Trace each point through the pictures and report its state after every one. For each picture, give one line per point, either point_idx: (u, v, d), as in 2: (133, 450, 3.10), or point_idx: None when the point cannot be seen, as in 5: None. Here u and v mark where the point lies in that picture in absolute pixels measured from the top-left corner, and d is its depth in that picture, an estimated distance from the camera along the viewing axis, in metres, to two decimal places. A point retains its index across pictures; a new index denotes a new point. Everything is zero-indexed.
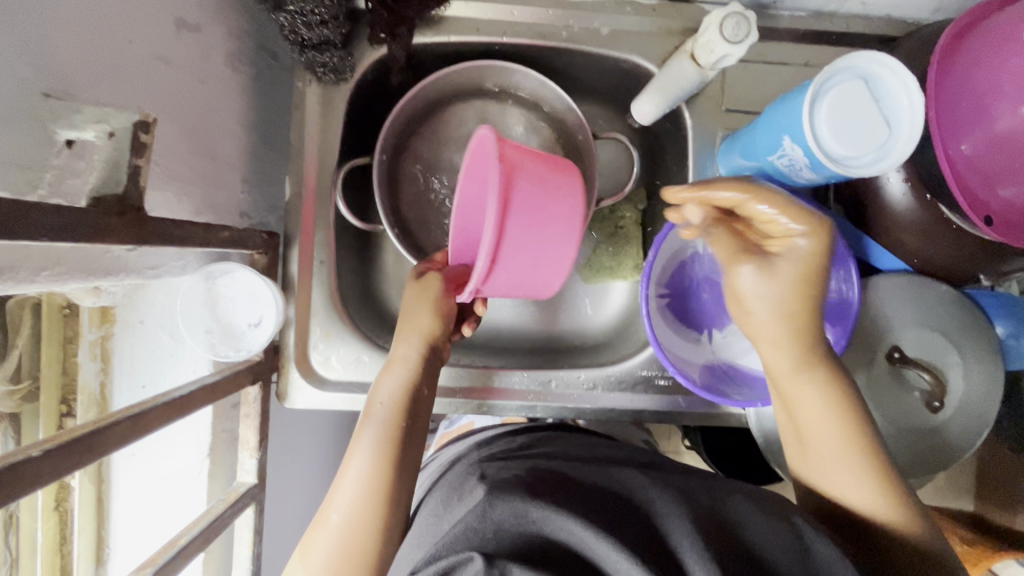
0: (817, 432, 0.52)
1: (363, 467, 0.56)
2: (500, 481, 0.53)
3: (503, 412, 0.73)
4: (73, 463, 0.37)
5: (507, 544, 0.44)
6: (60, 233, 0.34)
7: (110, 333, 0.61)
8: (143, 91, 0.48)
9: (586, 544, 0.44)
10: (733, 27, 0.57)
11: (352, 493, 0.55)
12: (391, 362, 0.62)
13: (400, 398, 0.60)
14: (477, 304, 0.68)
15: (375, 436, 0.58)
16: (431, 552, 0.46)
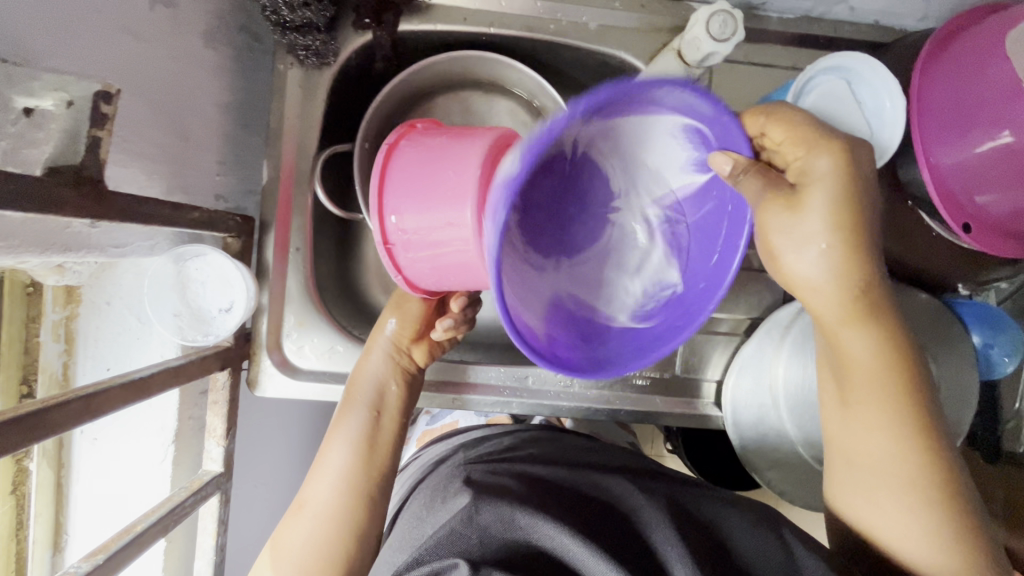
0: (866, 424, 0.48)
1: (337, 466, 0.56)
2: (486, 484, 0.54)
3: (479, 408, 0.71)
4: (17, 442, 0.35)
5: (492, 551, 0.47)
6: (8, 201, 0.32)
7: (75, 314, 0.60)
8: (111, 66, 0.47)
9: (570, 552, 0.47)
10: (720, 24, 0.58)
11: (328, 488, 0.55)
12: (368, 347, 0.61)
13: (370, 391, 0.59)
14: (453, 299, 0.61)
15: (351, 430, 0.57)
16: (416, 555, 0.48)
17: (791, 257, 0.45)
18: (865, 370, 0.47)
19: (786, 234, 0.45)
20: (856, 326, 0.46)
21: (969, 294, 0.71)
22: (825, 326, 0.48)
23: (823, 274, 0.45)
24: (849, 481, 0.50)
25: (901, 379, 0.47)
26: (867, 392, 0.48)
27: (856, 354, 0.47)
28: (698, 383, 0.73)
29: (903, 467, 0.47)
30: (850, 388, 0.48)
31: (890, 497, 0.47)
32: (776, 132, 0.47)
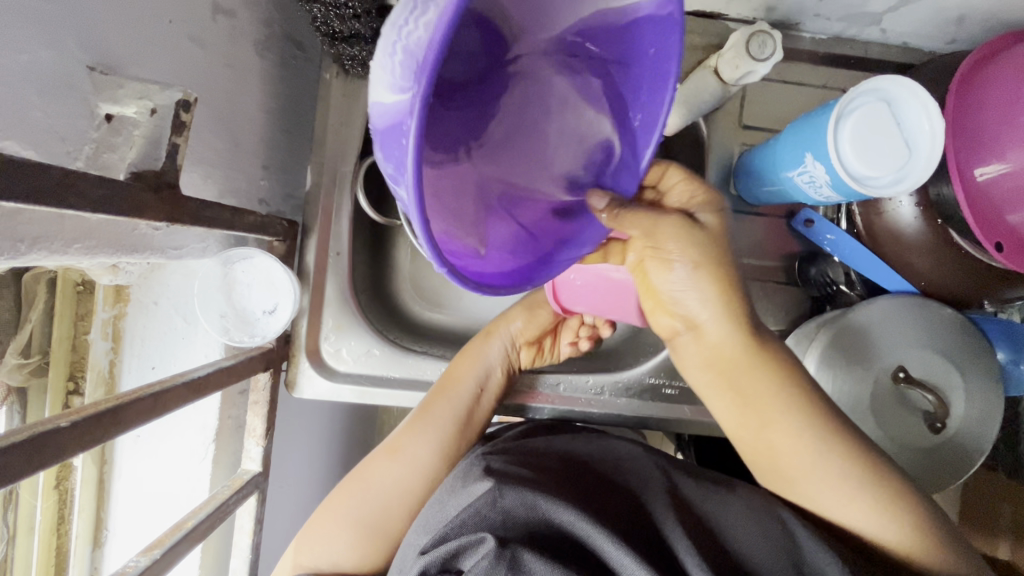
0: (768, 437, 0.53)
1: (439, 429, 0.63)
2: (507, 467, 0.54)
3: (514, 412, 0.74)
4: (97, 436, 0.36)
5: (515, 533, 0.47)
6: (103, 205, 0.34)
7: (123, 314, 0.61)
8: (179, 74, 0.48)
9: (587, 535, 0.47)
10: (758, 45, 0.59)
11: (424, 450, 0.62)
12: (487, 333, 0.69)
13: (477, 370, 0.66)
14: (605, 326, 0.72)
15: (456, 403, 0.64)
16: (439, 534, 0.49)
17: (685, 304, 0.52)
18: (765, 394, 0.53)
19: (677, 273, 0.50)
20: (743, 351, 0.52)
21: (994, 312, 0.73)
22: (721, 361, 0.53)
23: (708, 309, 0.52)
24: (782, 484, 0.55)
25: (778, 386, 0.53)
26: (758, 403, 0.53)
27: (730, 365, 0.53)
28: None
29: (834, 465, 0.51)
30: (755, 420, 0.54)
31: (818, 486, 0.52)
32: (674, 176, 0.54)
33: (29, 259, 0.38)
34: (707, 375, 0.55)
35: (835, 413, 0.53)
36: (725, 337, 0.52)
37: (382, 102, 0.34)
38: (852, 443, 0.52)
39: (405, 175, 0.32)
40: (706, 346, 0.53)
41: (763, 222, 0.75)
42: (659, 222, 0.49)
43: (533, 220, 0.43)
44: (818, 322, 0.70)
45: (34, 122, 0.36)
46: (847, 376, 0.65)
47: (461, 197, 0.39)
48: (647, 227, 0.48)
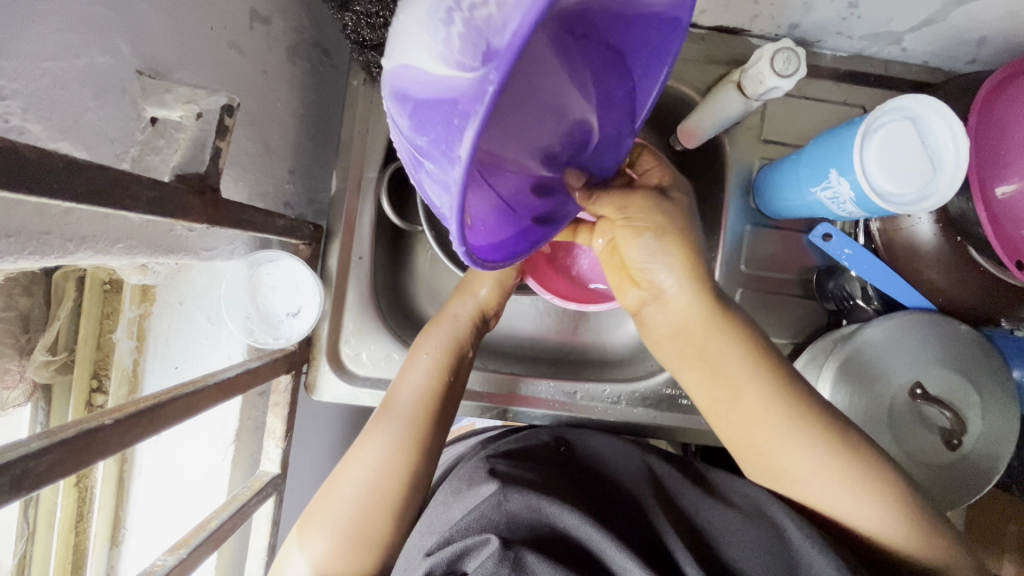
0: (750, 410, 0.53)
1: (404, 404, 0.59)
2: (511, 472, 0.53)
3: (525, 419, 0.74)
4: (138, 434, 0.37)
5: (521, 535, 0.45)
6: (153, 207, 0.34)
7: (148, 313, 0.61)
8: (218, 79, 0.49)
9: (591, 541, 0.46)
10: (783, 61, 0.60)
11: (387, 442, 0.55)
12: (442, 317, 0.65)
13: (443, 352, 0.62)
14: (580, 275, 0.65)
15: (419, 379, 0.60)
16: (445, 535, 0.47)
17: (656, 274, 0.53)
18: (736, 365, 0.53)
19: (645, 243, 0.51)
20: (711, 322, 0.53)
21: (1009, 330, 0.73)
22: (690, 336, 0.54)
23: (675, 278, 0.52)
24: (765, 467, 0.54)
25: (754, 356, 0.53)
26: (732, 377, 0.53)
27: (699, 334, 0.53)
28: None
29: (811, 443, 0.51)
30: (727, 398, 0.53)
31: (806, 470, 0.51)
32: (648, 160, 0.55)
33: (74, 259, 0.38)
34: (677, 348, 0.55)
35: (803, 386, 0.53)
36: (692, 302, 0.53)
37: (419, 63, 0.32)
38: (826, 417, 0.51)
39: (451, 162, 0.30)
40: (676, 316, 0.54)
41: (780, 234, 0.76)
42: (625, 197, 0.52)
43: (512, 194, 0.43)
44: (833, 339, 0.70)
45: (88, 125, 0.36)
46: (864, 389, 0.65)
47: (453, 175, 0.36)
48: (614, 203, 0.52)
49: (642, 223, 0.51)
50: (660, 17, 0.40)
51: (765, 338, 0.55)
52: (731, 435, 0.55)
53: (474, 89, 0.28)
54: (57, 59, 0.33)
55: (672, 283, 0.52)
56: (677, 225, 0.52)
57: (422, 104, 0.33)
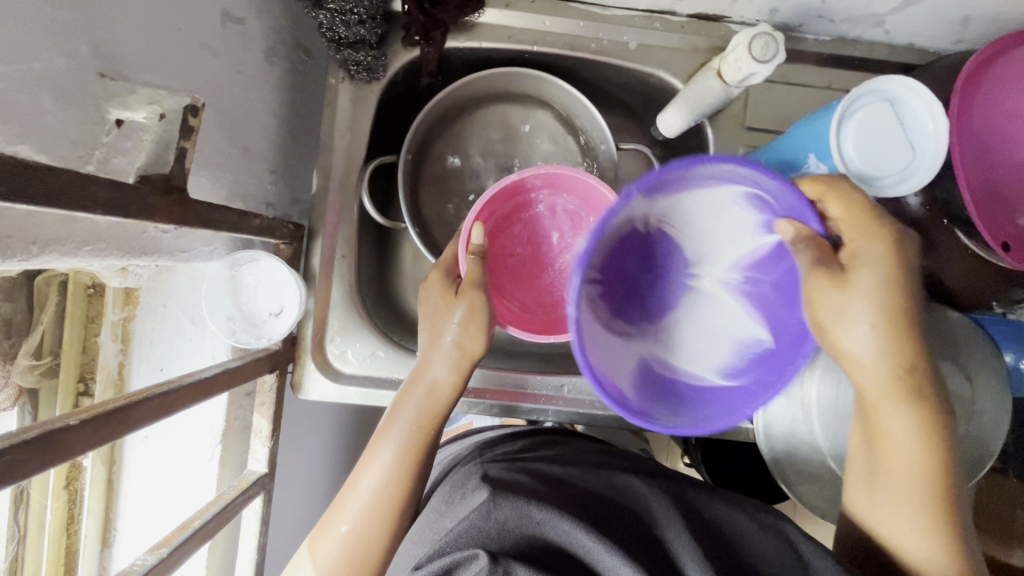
0: (892, 470, 0.48)
1: (386, 461, 0.56)
2: (505, 482, 0.54)
3: (528, 414, 0.73)
4: (106, 435, 0.37)
5: (511, 543, 0.46)
6: (112, 207, 0.34)
7: (132, 315, 0.62)
8: (188, 79, 0.49)
9: (583, 547, 0.46)
10: (761, 47, 0.59)
11: (375, 486, 0.55)
12: (416, 380, 0.58)
13: (423, 416, 0.58)
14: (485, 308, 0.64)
15: (402, 434, 0.57)
16: (435, 547, 0.47)
17: (848, 322, 0.46)
18: (899, 435, 0.47)
19: (836, 281, 0.46)
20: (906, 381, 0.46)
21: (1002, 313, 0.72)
22: (868, 397, 0.48)
23: (867, 327, 0.46)
24: (866, 515, 0.51)
25: (928, 433, 0.47)
26: (885, 441, 0.48)
27: (872, 388, 0.47)
28: None
29: (947, 498, 0.48)
30: (887, 464, 0.49)
31: (916, 544, 0.47)
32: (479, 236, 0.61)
33: (40, 261, 0.38)
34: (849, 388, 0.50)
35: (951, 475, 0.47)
36: (875, 352, 0.46)
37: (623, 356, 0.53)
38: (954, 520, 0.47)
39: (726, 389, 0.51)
40: (875, 371, 0.47)
41: None
42: (822, 199, 0.48)
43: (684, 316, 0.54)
44: None
45: (48, 127, 0.36)
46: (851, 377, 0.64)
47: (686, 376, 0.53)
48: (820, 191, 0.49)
49: (856, 285, 0.45)
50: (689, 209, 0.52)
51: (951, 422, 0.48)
52: (857, 472, 0.51)
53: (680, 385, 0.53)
54: (12, 61, 0.33)
55: (857, 322, 0.46)
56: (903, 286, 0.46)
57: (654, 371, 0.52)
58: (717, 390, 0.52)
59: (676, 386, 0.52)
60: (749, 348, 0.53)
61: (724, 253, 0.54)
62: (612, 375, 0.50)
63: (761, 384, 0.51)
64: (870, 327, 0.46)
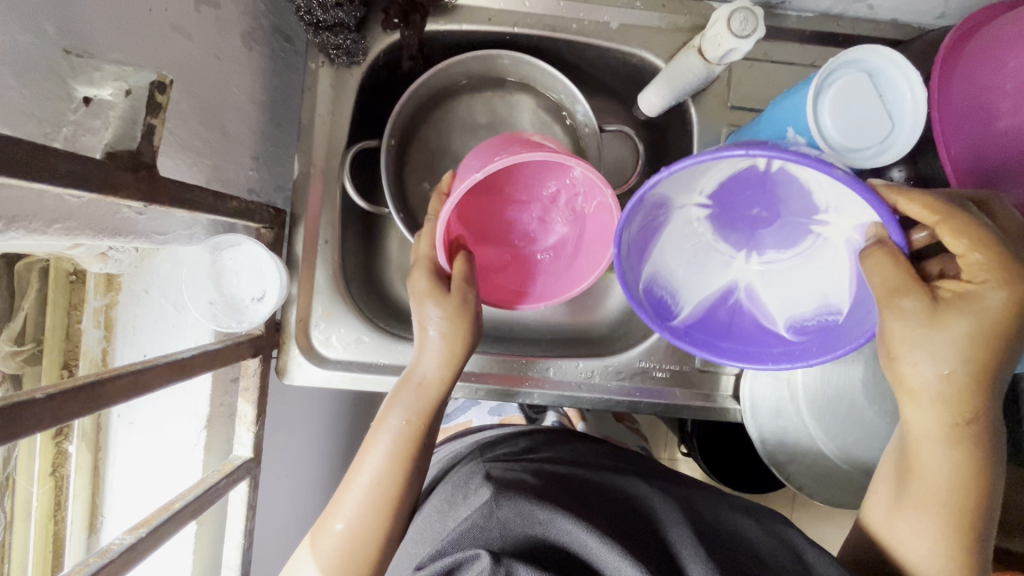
0: (917, 499, 0.47)
1: (377, 463, 0.56)
2: (506, 480, 0.54)
3: (530, 397, 0.73)
4: (75, 411, 0.37)
5: (512, 544, 0.46)
6: (75, 180, 0.34)
7: (115, 302, 0.62)
8: (160, 61, 0.49)
9: (588, 548, 0.46)
10: (741, 21, 0.59)
11: (369, 484, 0.55)
12: (407, 382, 0.58)
13: (416, 416, 0.57)
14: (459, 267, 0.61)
15: (393, 435, 0.56)
16: (437, 548, 0.47)
17: (916, 360, 0.43)
18: (938, 473, 0.46)
19: (910, 311, 0.42)
20: (963, 429, 0.44)
21: None
22: (915, 432, 0.46)
23: (936, 370, 0.42)
24: (880, 528, 0.50)
25: (969, 476, 0.45)
26: (920, 472, 0.47)
27: (924, 424, 0.45)
28: (718, 376, 0.75)
29: (970, 542, 0.46)
30: (917, 491, 0.47)
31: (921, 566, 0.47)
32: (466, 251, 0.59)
33: (8, 238, 0.38)
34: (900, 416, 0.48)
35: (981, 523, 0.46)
36: (937, 389, 0.43)
37: (792, 311, 0.54)
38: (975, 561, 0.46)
39: (757, 333, 0.55)
40: (937, 412, 0.44)
41: None
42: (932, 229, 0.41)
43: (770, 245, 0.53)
44: None
45: (10, 102, 0.36)
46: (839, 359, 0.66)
47: (737, 319, 0.56)
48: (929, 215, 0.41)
49: (939, 324, 0.41)
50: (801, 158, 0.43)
51: (999, 473, 0.46)
52: (885, 490, 0.51)
53: (707, 316, 0.57)
54: None
55: (920, 360, 0.43)
56: (1010, 337, 0.41)
57: (796, 329, 0.53)
58: (748, 329, 0.56)
59: (721, 307, 0.57)
60: (807, 318, 0.53)
61: (848, 212, 0.46)
62: (680, 283, 0.56)
63: (787, 348, 0.53)
64: (943, 368, 0.42)
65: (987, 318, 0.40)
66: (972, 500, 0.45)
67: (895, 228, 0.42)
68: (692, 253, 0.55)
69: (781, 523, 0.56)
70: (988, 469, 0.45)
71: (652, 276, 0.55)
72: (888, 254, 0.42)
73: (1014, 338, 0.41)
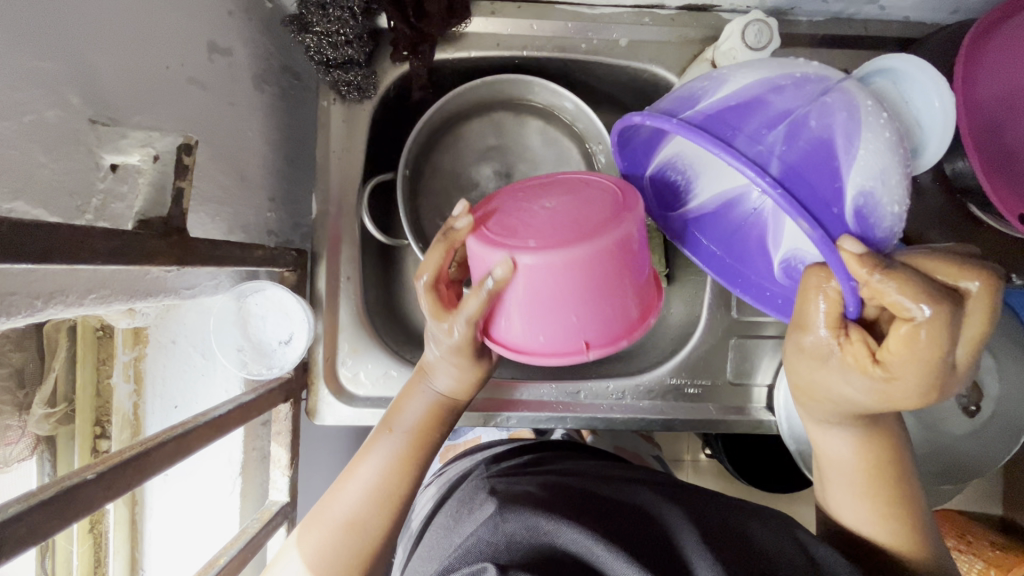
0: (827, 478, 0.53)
1: (377, 463, 0.54)
2: (510, 495, 0.55)
3: (531, 424, 0.72)
4: (123, 485, 0.36)
5: (519, 554, 0.46)
6: (114, 255, 0.34)
7: (143, 355, 0.61)
8: (178, 116, 0.48)
9: (594, 553, 0.46)
10: (755, 34, 0.59)
11: (371, 476, 0.53)
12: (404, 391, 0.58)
13: (424, 420, 0.56)
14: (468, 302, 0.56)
15: (393, 437, 0.55)
16: (447, 565, 0.48)
17: (805, 375, 0.47)
18: (835, 455, 0.51)
19: (813, 340, 0.44)
20: (857, 427, 0.48)
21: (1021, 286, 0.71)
22: (813, 422, 0.51)
23: (828, 391, 0.46)
24: (823, 494, 0.55)
25: (864, 460, 0.50)
26: (820, 454, 0.52)
27: (816, 420, 0.50)
28: (749, 388, 0.74)
29: (888, 530, 0.50)
30: (826, 469, 0.53)
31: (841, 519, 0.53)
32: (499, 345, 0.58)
33: (45, 315, 0.38)
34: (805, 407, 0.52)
35: (894, 495, 0.50)
36: (822, 399, 0.47)
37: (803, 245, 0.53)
38: (905, 531, 0.50)
39: (757, 251, 0.60)
40: (821, 417, 0.49)
41: None
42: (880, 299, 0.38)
43: None
44: None
45: (42, 180, 0.36)
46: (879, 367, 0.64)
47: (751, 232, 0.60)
48: (898, 308, 0.38)
49: (829, 357, 0.44)
50: (832, 195, 0.40)
51: (892, 449, 0.50)
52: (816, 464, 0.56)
53: (726, 215, 0.62)
54: (3, 118, 0.33)
55: (802, 373, 0.47)
56: (895, 395, 0.41)
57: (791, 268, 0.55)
58: (749, 245, 0.61)
59: (737, 212, 0.61)
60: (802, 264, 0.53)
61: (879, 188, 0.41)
62: (705, 172, 0.60)
63: (765, 284, 0.59)
64: (815, 393, 0.47)
65: (875, 375, 0.41)
66: (873, 483, 0.50)
67: (845, 287, 0.40)
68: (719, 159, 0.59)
69: (790, 522, 0.55)
70: (880, 452, 0.50)
71: (669, 159, 0.60)
72: (821, 280, 0.43)
73: (897, 396, 0.41)
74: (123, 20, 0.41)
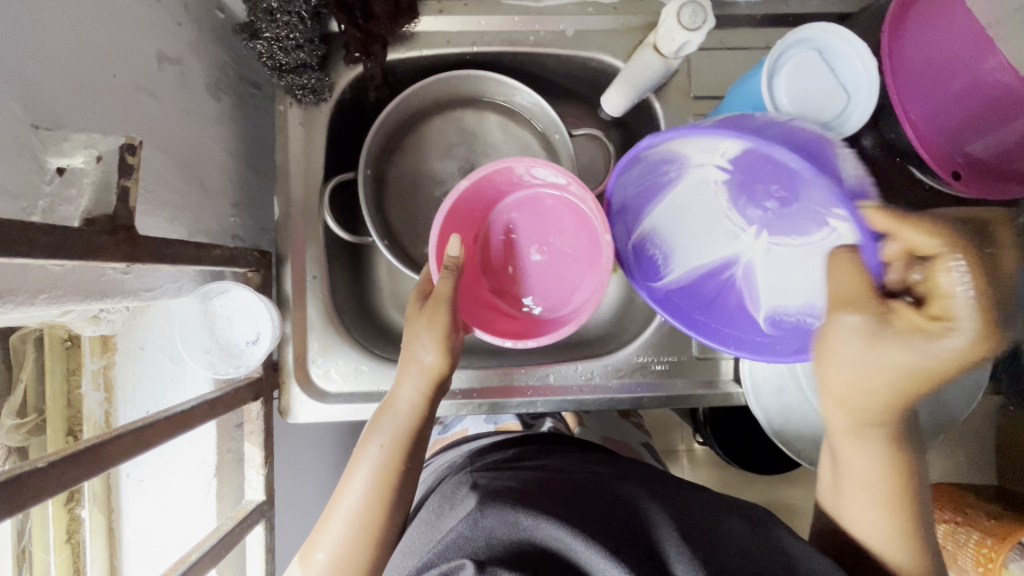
0: (854, 487, 0.52)
1: (366, 472, 0.58)
2: (490, 490, 0.56)
3: (514, 409, 0.73)
4: (79, 475, 0.37)
5: (498, 551, 0.47)
6: (55, 250, 0.35)
7: (111, 362, 0.62)
8: (127, 122, 0.50)
9: (572, 549, 0.47)
10: (690, 14, 0.60)
11: (361, 486, 0.57)
12: (390, 401, 0.60)
13: (415, 404, 0.60)
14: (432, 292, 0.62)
15: (383, 437, 0.59)
16: (427, 561, 0.49)
17: (845, 367, 0.47)
18: (870, 466, 0.50)
19: (852, 326, 0.45)
20: (885, 433, 0.49)
21: None
22: (845, 431, 0.51)
23: (872, 379, 0.46)
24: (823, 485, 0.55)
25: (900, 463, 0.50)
26: (851, 471, 0.52)
27: (847, 425, 0.50)
28: (716, 362, 0.75)
29: (881, 528, 0.50)
30: (847, 480, 0.52)
31: (849, 520, 0.52)
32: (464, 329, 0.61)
33: None
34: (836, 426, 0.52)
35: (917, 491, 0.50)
36: (865, 393, 0.47)
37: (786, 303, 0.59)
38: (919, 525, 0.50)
39: (744, 320, 0.63)
40: (861, 421, 0.49)
41: None
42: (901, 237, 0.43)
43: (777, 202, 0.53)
44: None
45: None
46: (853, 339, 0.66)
47: (729, 303, 0.64)
48: (920, 248, 0.42)
49: (860, 336, 0.45)
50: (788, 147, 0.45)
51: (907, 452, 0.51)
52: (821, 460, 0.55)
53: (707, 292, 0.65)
54: None
55: (842, 369, 0.47)
56: (930, 353, 0.42)
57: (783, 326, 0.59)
58: (730, 310, 0.64)
59: (714, 279, 0.64)
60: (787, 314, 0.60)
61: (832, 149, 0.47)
62: (677, 247, 0.65)
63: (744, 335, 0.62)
64: (862, 385, 0.47)
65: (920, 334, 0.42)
66: (908, 485, 0.50)
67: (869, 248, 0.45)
68: (690, 240, 0.64)
69: (769, 519, 0.55)
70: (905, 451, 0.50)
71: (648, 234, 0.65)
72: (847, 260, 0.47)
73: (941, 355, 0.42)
74: (63, 30, 0.43)
